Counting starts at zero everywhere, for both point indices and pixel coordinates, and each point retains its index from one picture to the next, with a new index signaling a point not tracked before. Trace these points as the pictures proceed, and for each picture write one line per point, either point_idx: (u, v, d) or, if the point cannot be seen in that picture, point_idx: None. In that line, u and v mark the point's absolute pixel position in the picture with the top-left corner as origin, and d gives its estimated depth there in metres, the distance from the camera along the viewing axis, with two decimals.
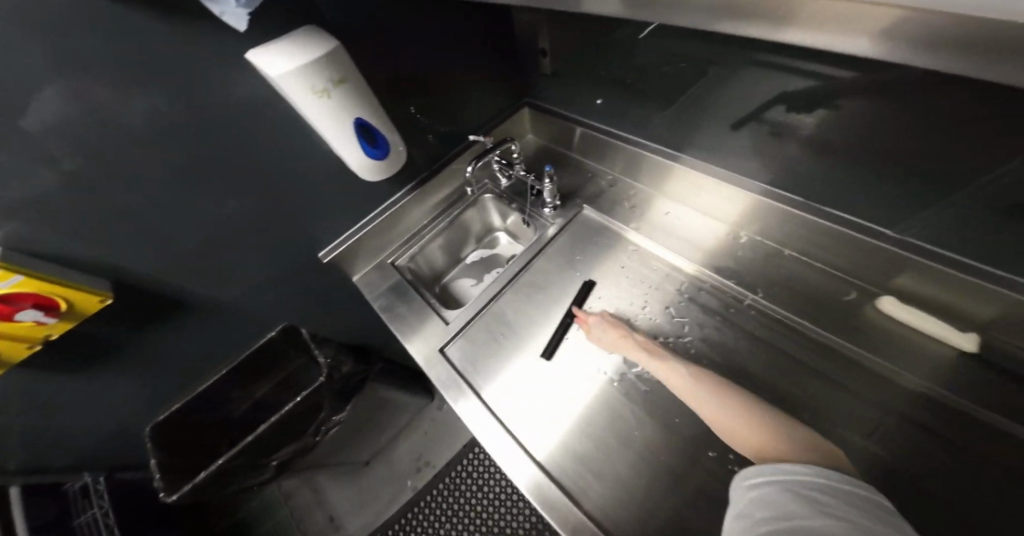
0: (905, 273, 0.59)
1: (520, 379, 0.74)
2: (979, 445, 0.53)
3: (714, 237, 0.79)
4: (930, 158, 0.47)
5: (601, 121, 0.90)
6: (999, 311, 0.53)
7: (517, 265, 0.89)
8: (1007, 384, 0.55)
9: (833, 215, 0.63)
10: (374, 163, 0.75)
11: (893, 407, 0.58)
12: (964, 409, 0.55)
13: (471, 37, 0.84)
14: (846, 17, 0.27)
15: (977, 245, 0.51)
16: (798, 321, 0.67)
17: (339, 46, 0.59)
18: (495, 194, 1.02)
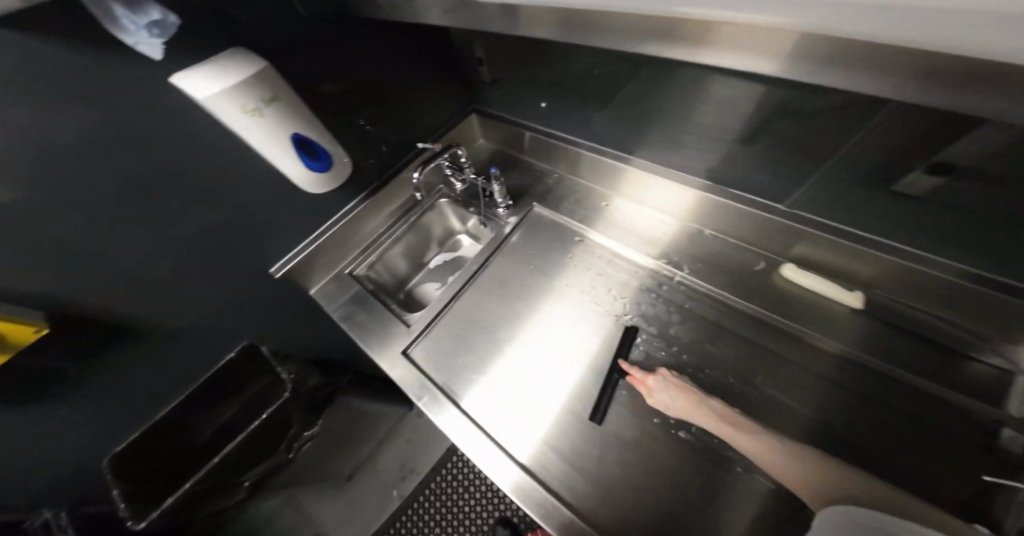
0: (802, 242, 0.69)
1: (497, 385, 0.76)
2: (859, 380, 0.64)
3: (666, 231, 0.87)
4: (810, 153, 0.59)
5: (546, 124, 0.96)
6: (879, 271, 0.62)
7: (474, 265, 0.92)
8: (905, 339, 0.64)
9: (758, 205, 0.71)
10: (322, 181, 0.73)
11: (823, 371, 0.66)
12: (874, 365, 0.64)
13: (413, 46, 0.87)
14: (755, 39, 0.31)
15: (864, 220, 0.61)
16: (719, 292, 0.77)
17: (266, 65, 0.57)
18: (450, 198, 1.04)
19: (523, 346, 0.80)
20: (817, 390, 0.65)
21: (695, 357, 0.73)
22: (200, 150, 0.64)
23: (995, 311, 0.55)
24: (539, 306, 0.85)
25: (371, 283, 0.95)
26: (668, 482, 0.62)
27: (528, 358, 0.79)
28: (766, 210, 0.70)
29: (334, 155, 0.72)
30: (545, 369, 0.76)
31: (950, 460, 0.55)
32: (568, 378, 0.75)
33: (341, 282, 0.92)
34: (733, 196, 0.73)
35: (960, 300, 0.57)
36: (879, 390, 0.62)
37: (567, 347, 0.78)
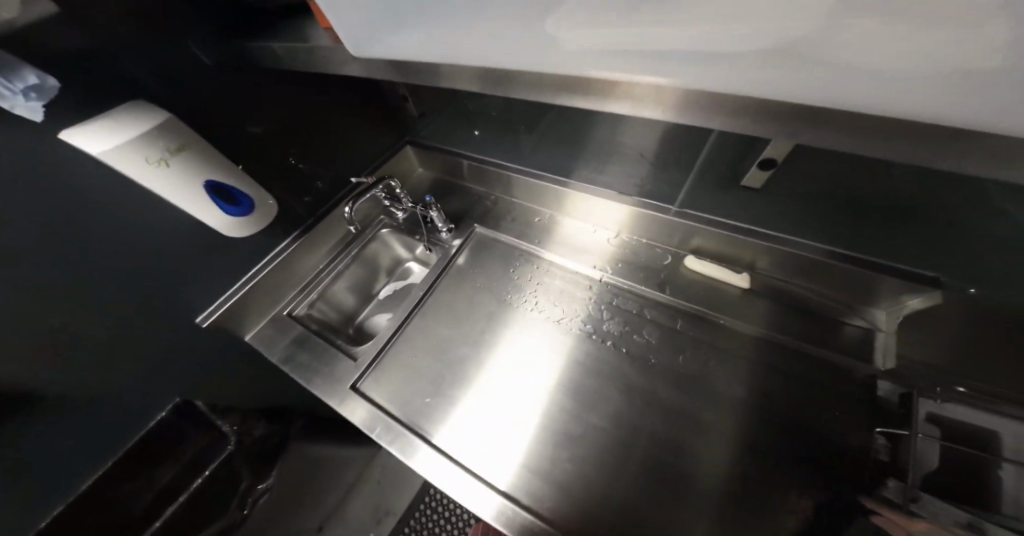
0: (699, 236, 0.79)
1: (466, 413, 0.75)
2: (770, 356, 0.71)
3: (609, 242, 0.92)
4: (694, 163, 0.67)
5: (477, 151, 1.01)
6: (768, 256, 0.72)
7: (421, 290, 0.94)
8: (806, 317, 0.72)
9: (662, 209, 0.81)
10: (249, 225, 0.73)
11: (749, 354, 0.72)
12: (782, 342, 0.71)
13: (336, 90, 0.90)
14: (647, 92, 0.30)
15: (758, 214, 0.69)
16: (639, 287, 0.84)
17: (170, 117, 0.59)
18: (393, 228, 1.06)
19: (472, 364, 0.82)
20: (735, 370, 0.71)
21: (633, 353, 0.77)
22: (112, 208, 0.64)
23: (855, 282, 0.65)
24: (489, 324, 0.87)
25: (314, 321, 0.95)
26: (614, 474, 0.65)
27: (485, 377, 0.80)
28: (663, 213, 0.81)
29: (258, 198, 0.73)
30: (511, 389, 0.77)
31: (847, 418, 0.63)
32: (524, 391, 0.77)
33: (283, 325, 0.90)
34: (654, 208, 0.82)
35: (832, 275, 0.67)
36: (789, 365, 0.69)
37: (521, 361, 0.80)
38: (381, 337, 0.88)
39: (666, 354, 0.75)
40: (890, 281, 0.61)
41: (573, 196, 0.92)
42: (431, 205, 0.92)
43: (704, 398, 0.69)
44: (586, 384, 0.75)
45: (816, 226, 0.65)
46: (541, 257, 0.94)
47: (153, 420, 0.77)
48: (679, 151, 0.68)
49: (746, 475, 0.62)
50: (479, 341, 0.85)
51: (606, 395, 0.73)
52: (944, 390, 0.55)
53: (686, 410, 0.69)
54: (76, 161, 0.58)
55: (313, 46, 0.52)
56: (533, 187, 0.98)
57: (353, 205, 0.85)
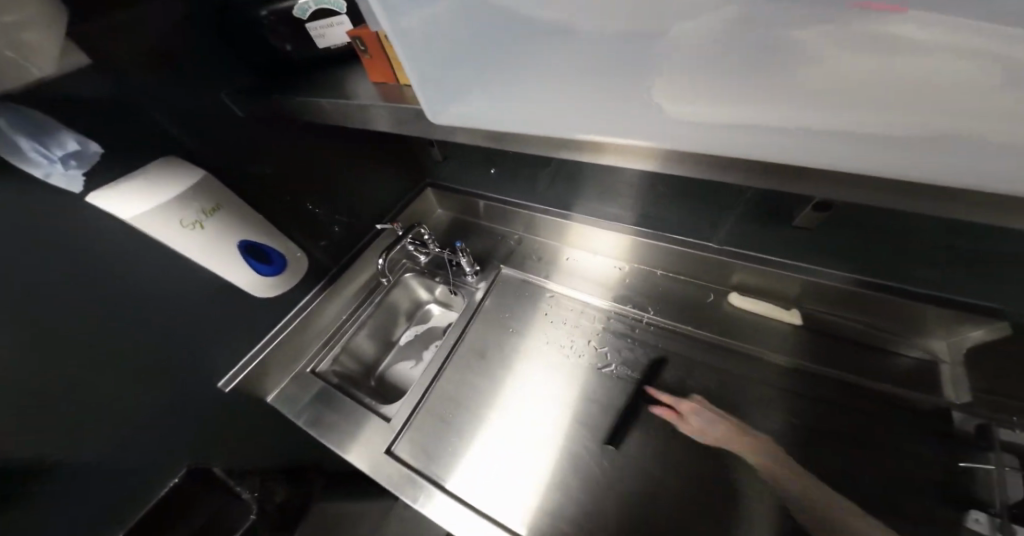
0: (737, 272, 0.77)
1: (483, 455, 0.72)
2: (835, 393, 0.67)
3: (614, 272, 0.92)
4: (715, 200, 0.71)
5: (495, 191, 1.00)
6: (802, 288, 0.71)
7: (449, 337, 0.89)
8: (856, 350, 0.69)
9: (693, 243, 0.79)
10: (281, 283, 0.69)
11: (810, 392, 0.68)
12: (842, 379, 0.67)
13: (356, 139, 0.89)
14: (625, 147, 0.33)
15: (789, 248, 0.70)
16: (681, 326, 0.80)
17: (205, 176, 0.57)
18: (416, 271, 1.03)
19: (516, 420, 0.75)
20: (796, 409, 0.67)
21: (688, 396, 0.72)
22: (135, 266, 0.59)
23: (900, 314, 0.65)
24: (511, 364, 0.83)
25: (337, 374, 0.90)
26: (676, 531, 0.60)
27: (508, 425, 0.75)
28: (685, 246, 0.80)
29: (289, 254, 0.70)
30: (528, 426, 0.74)
31: (923, 455, 0.59)
32: (541, 426, 0.74)
33: (306, 382, 0.85)
34: (685, 242, 0.80)
35: (865, 303, 0.67)
36: (858, 400, 0.65)
37: (540, 397, 0.77)
38: (413, 393, 0.82)
39: (721, 400, 0.71)
40: (933, 309, 0.62)
41: (574, 228, 0.92)
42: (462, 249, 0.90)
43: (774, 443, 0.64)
44: (645, 436, 0.69)
45: (839, 249, 0.66)
46: (548, 288, 0.93)
47: (163, 488, 0.68)
48: (703, 191, 0.72)
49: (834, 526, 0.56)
50: (498, 379, 0.82)
51: (664, 444, 0.68)
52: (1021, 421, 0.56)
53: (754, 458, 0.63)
54: (97, 219, 0.55)
55: (356, 100, 0.50)
56: (545, 223, 0.97)
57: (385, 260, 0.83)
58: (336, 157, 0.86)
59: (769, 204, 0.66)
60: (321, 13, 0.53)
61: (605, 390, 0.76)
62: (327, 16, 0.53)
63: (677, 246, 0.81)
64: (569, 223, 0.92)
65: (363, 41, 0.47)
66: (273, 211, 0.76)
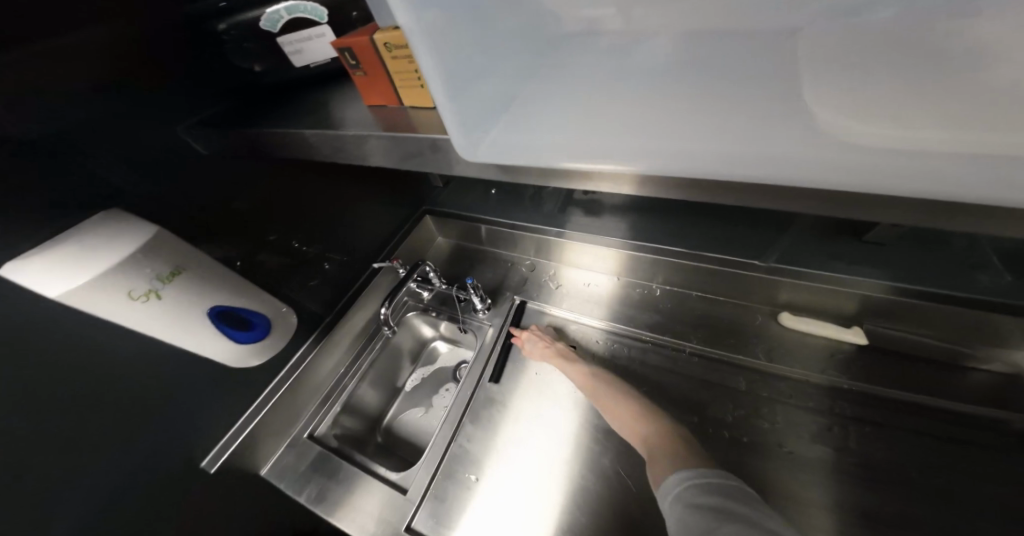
0: (786, 289, 0.69)
1: (489, 505, 0.63)
2: (919, 421, 0.59)
3: (612, 288, 0.85)
4: (712, 215, 0.76)
5: (500, 215, 0.89)
6: (861, 302, 0.63)
7: (466, 387, 0.77)
8: (921, 368, 0.63)
9: (695, 256, 0.73)
10: (265, 351, 0.58)
11: (898, 423, 0.59)
12: (918, 402, 0.60)
13: (348, 170, 0.80)
14: (607, 166, 0.31)
15: (840, 260, 0.64)
16: (735, 357, 0.70)
17: (166, 233, 0.47)
18: (419, 309, 0.92)
19: (560, 482, 0.64)
20: (879, 442, 0.58)
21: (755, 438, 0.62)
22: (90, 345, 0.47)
23: (986, 330, 0.58)
24: (533, 408, 0.73)
25: (338, 436, 0.77)
26: None
27: (539, 486, 0.64)
28: (694, 260, 0.73)
29: (275, 314, 0.59)
30: (530, 461, 0.66)
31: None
32: (548, 464, 0.66)
33: (304, 449, 0.72)
34: (717, 260, 0.71)
35: (921, 313, 0.60)
36: (949, 430, 0.57)
37: (548, 435, 0.69)
38: (429, 454, 0.70)
39: (793, 441, 0.61)
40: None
41: (571, 246, 0.84)
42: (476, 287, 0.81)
43: (869, 488, 0.55)
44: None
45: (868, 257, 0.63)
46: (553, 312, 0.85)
47: None
48: (702, 212, 0.77)
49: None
50: (516, 423, 0.71)
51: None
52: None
53: (850, 513, 0.54)
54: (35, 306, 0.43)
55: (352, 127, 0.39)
56: (548, 245, 0.88)
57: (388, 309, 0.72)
58: (320, 188, 0.76)
59: (762, 217, 0.72)
60: (296, 23, 0.44)
61: None
62: (304, 26, 0.45)
63: (709, 263, 0.72)
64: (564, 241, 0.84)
65: (353, 52, 0.38)
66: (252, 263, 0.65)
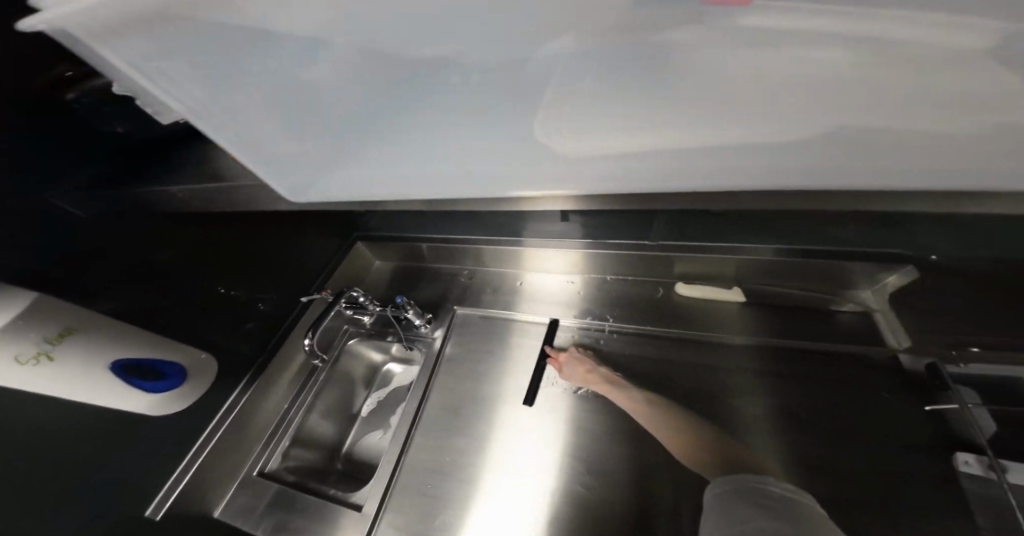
0: (680, 263, 0.78)
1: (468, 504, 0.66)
2: (813, 366, 0.68)
3: (566, 288, 0.90)
4: (624, 224, 0.82)
5: (435, 231, 0.94)
6: (734, 266, 0.73)
7: (413, 402, 0.80)
8: (784, 311, 0.74)
9: (632, 246, 0.80)
10: (189, 395, 0.59)
11: (774, 368, 0.70)
12: (793, 345, 0.71)
13: (269, 221, 0.94)
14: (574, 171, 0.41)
15: (716, 232, 0.73)
16: (646, 326, 0.80)
17: (46, 301, 0.50)
18: (362, 334, 0.94)
19: (517, 474, 0.68)
20: (775, 391, 0.68)
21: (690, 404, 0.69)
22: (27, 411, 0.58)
23: (831, 277, 0.68)
24: (482, 411, 0.77)
25: (293, 470, 0.77)
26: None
27: (498, 480, 0.67)
28: (626, 250, 0.81)
29: (189, 359, 0.61)
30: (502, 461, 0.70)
31: (902, 412, 0.61)
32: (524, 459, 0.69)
33: (260, 487, 0.71)
34: (651, 248, 0.79)
35: (797, 268, 0.69)
36: (834, 371, 0.67)
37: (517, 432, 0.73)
38: (382, 471, 0.71)
39: (710, 399, 0.69)
40: (855, 264, 0.64)
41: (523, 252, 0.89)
42: (405, 304, 0.84)
43: (781, 429, 0.64)
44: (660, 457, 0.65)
45: (754, 229, 0.70)
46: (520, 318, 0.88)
47: None
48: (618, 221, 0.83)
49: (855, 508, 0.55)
50: (471, 425, 0.75)
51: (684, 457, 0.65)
52: (957, 350, 0.61)
53: (769, 460, 0.61)
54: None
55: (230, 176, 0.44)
56: (481, 253, 0.93)
57: (310, 336, 0.72)
58: (244, 238, 0.89)
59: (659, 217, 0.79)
60: None
61: (597, 415, 0.71)
62: None
63: (645, 252, 0.79)
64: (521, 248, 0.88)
65: None
66: (175, 318, 0.72)
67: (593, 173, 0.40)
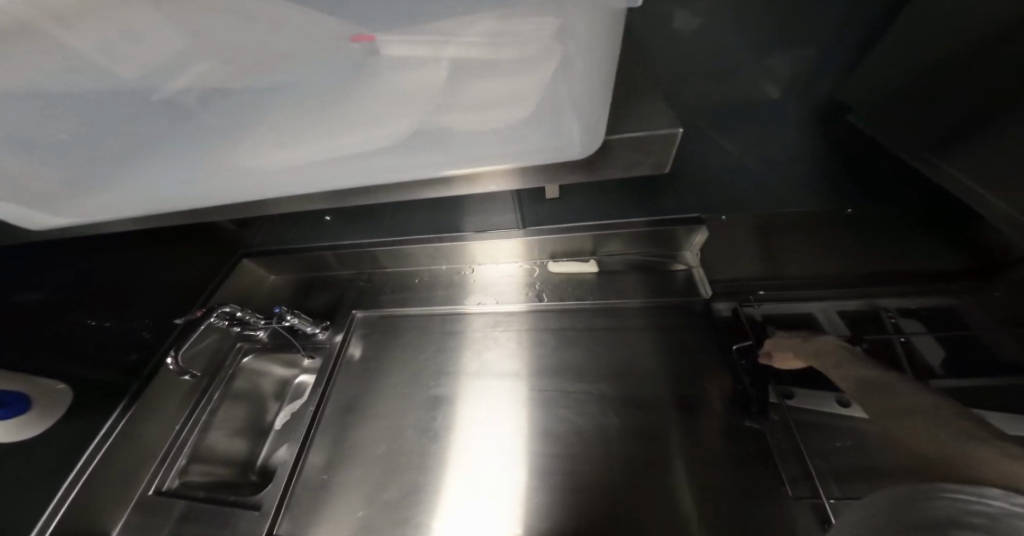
0: (549, 243, 0.92)
1: (371, 486, 0.70)
2: (664, 320, 0.84)
3: (511, 275, 0.97)
4: (530, 203, 0.88)
5: (333, 237, 0.97)
6: (587, 241, 0.90)
7: (311, 405, 0.81)
8: (626, 273, 0.93)
9: (574, 229, 0.88)
10: (43, 414, 0.63)
11: (625, 322, 0.86)
12: (633, 304, 0.87)
13: (148, 242, 0.86)
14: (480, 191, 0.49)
15: (572, 215, 0.87)
16: (522, 303, 0.92)
17: None
18: (257, 350, 0.94)
19: (411, 454, 0.73)
20: (641, 342, 0.82)
21: (563, 372, 0.80)
22: None
23: (658, 240, 0.87)
24: (380, 405, 0.81)
25: (198, 486, 0.77)
26: (573, 480, 0.66)
27: (399, 461, 0.73)
28: (572, 230, 0.88)
29: (35, 389, 0.63)
30: (415, 438, 0.75)
31: (711, 348, 0.79)
32: (444, 437, 0.74)
33: (155, 507, 0.70)
34: (595, 227, 0.87)
35: (636, 236, 0.88)
36: (676, 326, 0.83)
37: (459, 413, 0.77)
38: (279, 473, 0.72)
39: (586, 361, 0.81)
40: (678, 229, 0.84)
41: (406, 252, 0.96)
42: (284, 313, 0.85)
43: (626, 378, 0.77)
44: (537, 417, 0.74)
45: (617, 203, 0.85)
46: (472, 310, 0.93)
47: None
48: (531, 204, 0.88)
49: (688, 438, 0.68)
50: (373, 414, 0.80)
51: (557, 416, 0.74)
52: (752, 295, 0.83)
53: (624, 395, 0.75)
54: None
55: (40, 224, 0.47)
56: (377, 256, 0.98)
57: (176, 354, 0.70)
58: (121, 262, 0.81)
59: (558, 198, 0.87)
60: None
61: (485, 388, 0.80)
62: None
63: (587, 233, 0.87)
64: (465, 242, 0.94)
65: None
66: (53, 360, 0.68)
67: (293, 188, 0.37)
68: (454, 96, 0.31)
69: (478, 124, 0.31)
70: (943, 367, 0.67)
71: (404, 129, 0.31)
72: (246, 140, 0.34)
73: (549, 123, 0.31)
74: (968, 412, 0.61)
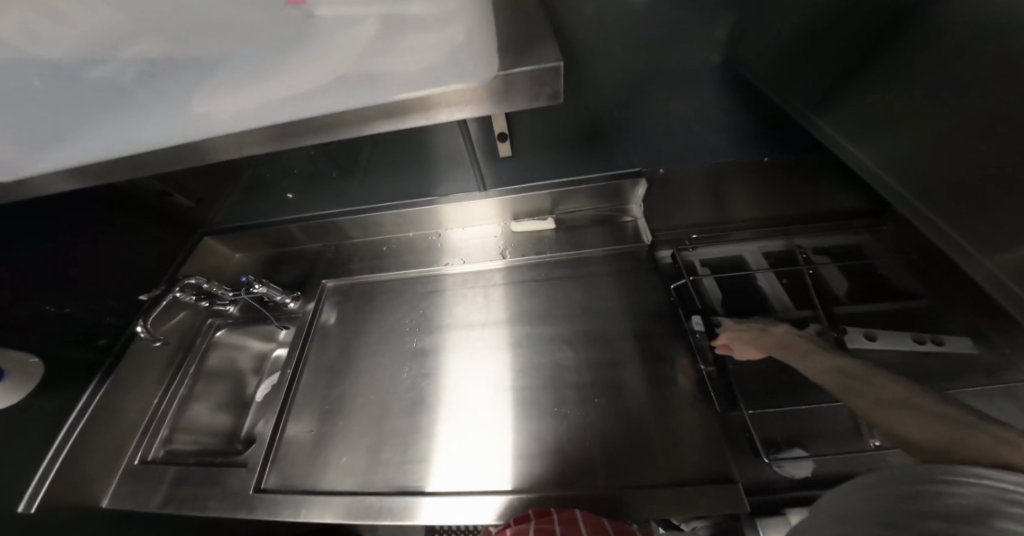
0: (507, 202, 0.97)
1: (354, 435, 0.76)
2: (614, 268, 0.93)
3: (471, 238, 1.02)
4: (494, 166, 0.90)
5: (299, 210, 0.98)
6: (540, 201, 0.96)
7: (288, 370, 0.85)
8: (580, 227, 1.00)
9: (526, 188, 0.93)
10: (21, 386, 0.64)
11: (580, 272, 0.93)
12: (585, 255, 0.95)
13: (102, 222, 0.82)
14: None
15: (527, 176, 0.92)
16: (488, 263, 0.97)
17: None
18: (229, 324, 0.96)
19: (388, 403, 0.79)
20: (594, 288, 0.90)
21: (528, 318, 0.87)
22: None
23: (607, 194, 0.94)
24: (354, 364, 0.86)
25: (184, 452, 0.81)
26: (536, 410, 0.74)
27: (379, 411, 0.79)
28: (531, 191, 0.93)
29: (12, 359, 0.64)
30: (390, 389, 0.81)
31: (654, 288, 0.88)
32: (418, 386, 0.81)
33: (144, 475, 0.73)
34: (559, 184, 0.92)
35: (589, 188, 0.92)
36: (625, 272, 0.91)
37: (430, 364, 0.83)
38: (262, 435, 0.76)
39: (545, 308, 0.88)
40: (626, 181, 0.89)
41: (371, 220, 0.99)
42: (251, 282, 0.87)
43: (581, 320, 0.86)
44: (502, 360, 0.82)
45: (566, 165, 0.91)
46: (449, 270, 0.97)
47: None
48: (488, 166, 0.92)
49: (633, 366, 0.78)
50: (350, 374, 0.85)
51: (522, 357, 0.81)
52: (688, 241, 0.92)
53: (579, 335, 0.83)
54: None
55: None
56: (340, 224, 1.00)
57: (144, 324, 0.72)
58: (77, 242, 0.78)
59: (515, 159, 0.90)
60: None
61: (451, 342, 0.86)
62: None
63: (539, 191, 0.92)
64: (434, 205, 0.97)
65: None
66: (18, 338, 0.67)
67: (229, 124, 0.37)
68: (389, 45, 0.35)
69: (409, 67, 0.34)
70: (847, 295, 0.78)
71: (325, 79, 0.35)
72: (204, 89, 0.37)
73: (468, 59, 0.33)
74: (863, 331, 0.72)
